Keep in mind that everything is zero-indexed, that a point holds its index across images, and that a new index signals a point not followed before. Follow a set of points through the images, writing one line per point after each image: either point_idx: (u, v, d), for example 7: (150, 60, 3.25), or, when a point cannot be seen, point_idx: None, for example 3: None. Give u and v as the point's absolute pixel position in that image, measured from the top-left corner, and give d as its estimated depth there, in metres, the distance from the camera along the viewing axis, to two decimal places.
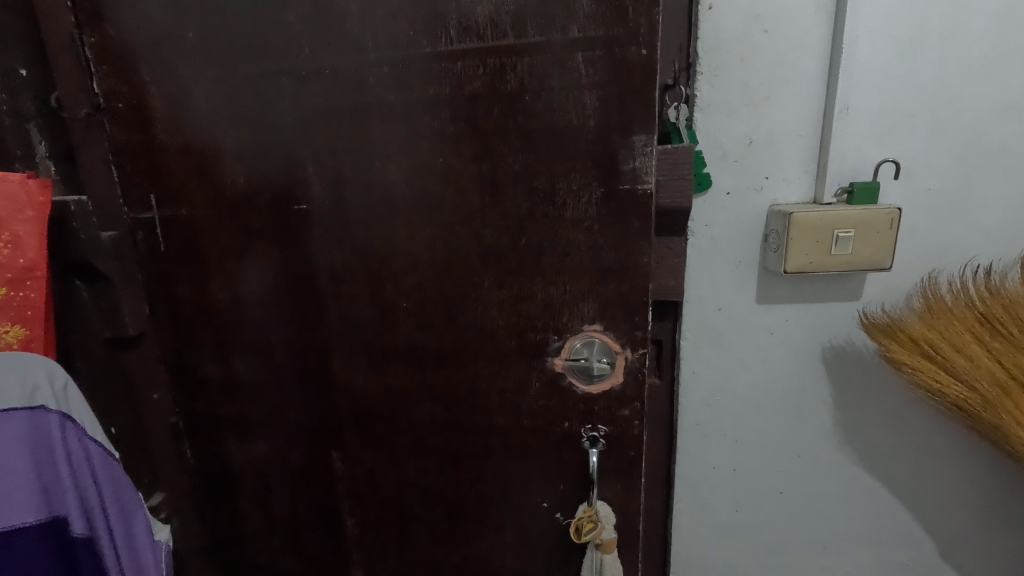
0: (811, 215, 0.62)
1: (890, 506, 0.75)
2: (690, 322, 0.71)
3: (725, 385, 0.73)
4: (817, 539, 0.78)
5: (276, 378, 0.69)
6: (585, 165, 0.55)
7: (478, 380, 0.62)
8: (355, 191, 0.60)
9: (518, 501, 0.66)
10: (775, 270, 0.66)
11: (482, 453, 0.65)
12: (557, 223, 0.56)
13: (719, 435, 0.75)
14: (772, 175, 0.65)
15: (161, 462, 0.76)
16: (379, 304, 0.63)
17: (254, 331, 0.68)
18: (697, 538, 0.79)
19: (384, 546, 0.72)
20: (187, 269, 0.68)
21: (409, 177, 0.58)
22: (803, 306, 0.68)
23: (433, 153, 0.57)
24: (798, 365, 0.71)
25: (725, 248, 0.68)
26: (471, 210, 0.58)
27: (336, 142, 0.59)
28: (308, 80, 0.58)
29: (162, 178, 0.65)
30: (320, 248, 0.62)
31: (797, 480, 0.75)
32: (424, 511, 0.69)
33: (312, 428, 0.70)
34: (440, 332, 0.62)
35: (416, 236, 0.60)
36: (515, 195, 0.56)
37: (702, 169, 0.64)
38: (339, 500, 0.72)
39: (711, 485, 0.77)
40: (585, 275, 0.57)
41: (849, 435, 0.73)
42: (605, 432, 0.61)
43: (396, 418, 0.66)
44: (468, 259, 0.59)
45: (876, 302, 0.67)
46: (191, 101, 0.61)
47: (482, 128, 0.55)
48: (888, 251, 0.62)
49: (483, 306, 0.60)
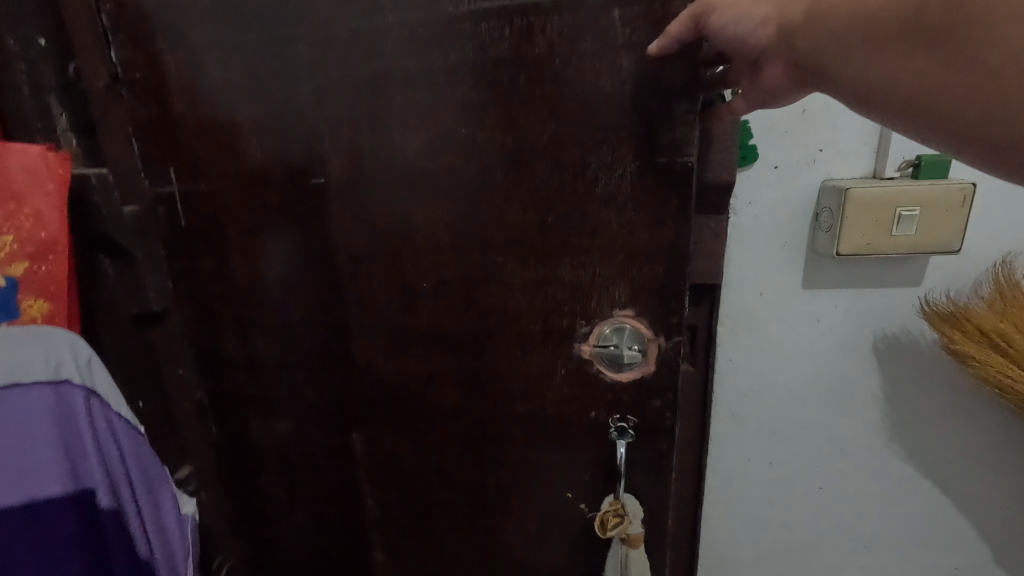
0: (870, 192, 0.56)
1: (941, 508, 0.70)
2: (728, 308, 0.66)
3: (764, 374, 0.68)
4: (858, 539, 0.74)
5: (297, 357, 0.68)
6: (617, 136, 0.50)
7: (500, 365, 0.60)
8: (374, 166, 0.57)
9: (542, 490, 0.64)
10: (825, 253, 0.60)
11: (505, 439, 0.63)
12: (588, 200, 0.52)
13: (756, 428, 0.70)
14: (827, 148, 0.59)
15: (188, 437, 0.77)
16: (400, 284, 0.60)
17: (274, 310, 0.67)
18: (729, 534, 0.76)
19: (405, 529, 0.71)
20: (207, 244, 0.66)
21: (430, 150, 0.55)
22: (855, 292, 0.63)
23: (456, 124, 0.53)
24: (846, 355, 0.65)
25: (769, 228, 0.62)
26: (496, 186, 0.54)
27: (354, 112, 0.56)
28: (326, 46, 0.54)
29: (180, 150, 0.63)
30: (339, 224, 0.60)
31: (839, 476, 0.71)
32: (445, 496, 0.68)
33: (331, 409, 0.69)
34: (461, 315, 0.59)
35: (438, 212, 0.57)
36: (542, 169, 0.53)
37: (747, 141, 0.59)
38: (360, 482, 0.71)
39: (745, 478, 0.73)
40: (618, 257, 0.54)
41: (901, 431, 0.67)
42: (634, 423, 0.58)
43: (416, 402, 0.64)
44: (492, 239, 0.56)
45: (939, 289, 0.61)
46: (206, 68, 0.59)
47: (508, 97, 0.51)
48: (958, 233, 0.56)
49: (507, 288, 0.57)
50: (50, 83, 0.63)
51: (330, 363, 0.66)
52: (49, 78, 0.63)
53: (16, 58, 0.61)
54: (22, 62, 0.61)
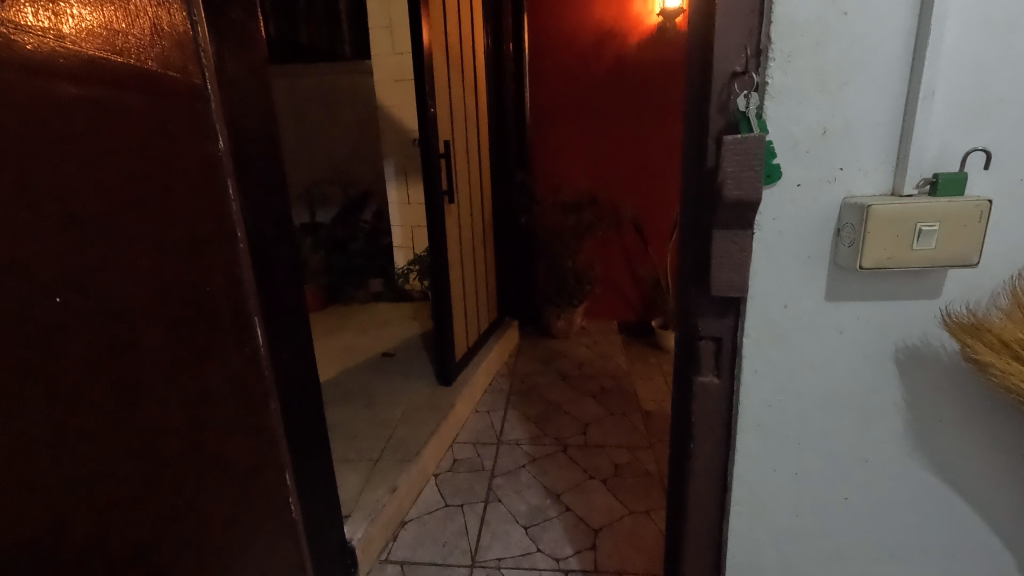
0: (890, 208, 0.59)
1: (965, 516, 0.72)
2: (754, 321, 0.67)
3: (788, 386, 0.69)
4: (882, 550, 0.75)
5: (109, 499, 0.64)
6: (123, 112, 0.65)
7: (111, 290, 0.64)
8: (45, 120, 0.56)
9: (130, 412, 0.67)
10: (847, 266, 0.63)
11: (133, 371, 0.67)
12: (55, 155, 0.57)
13: (780, 438, 0.72)
14: (847, 166, 0.61)
15: (133, 458, 0.68)
16: (41, 242, 0.56)
17: (94, 431, 0.62)
18: (753, 544, 0.77)
19: (171, 465, 0.74)
20: (15, 309, 0.54)
21: (68, 123, 0.58)
22: (876, 304, 0.65)
23: (46, 136, 0.56)
24: (867, 365, 0.67)
25: (793, 243, 0.64)
26: (97, 141, 0.62)
27: (30, 85, 0.54)
28: (68, 49, 0.58)
29: (42, 127, 0.56)
30: (48, 186, 0.57)
31: (864, 486, 0.72)
32: (123, 443, 0.66)
33: (194, 461, 0.78)
34: (104, 332, 0.64)
35: (84, 169, 0.60)
36: (89, 148, 0.61)
37: (772, 160, 0.60)
38: (124, 445, 0.66)
39: (770, 487, 0.74)
40: (144, 208, 0.69)
41: (922, 440, 0.69)
42: (246, 464, 0.90)
43: (183, 499, 0.76)
44: (80, 197, 0.60)
45: (957, 301, 0.65)
46: (100, 72, 0.62)
47: (103, 101, 0.62)
48: (975, 246, 0.59)
49: (119, 227, 0.65)
50: (53, 71, 0.57)
51: (242, 414, 0.89)
52: (43, 63, 0.55)
53: (8, 39, 0.52)
54: (62, 76, 0.57)
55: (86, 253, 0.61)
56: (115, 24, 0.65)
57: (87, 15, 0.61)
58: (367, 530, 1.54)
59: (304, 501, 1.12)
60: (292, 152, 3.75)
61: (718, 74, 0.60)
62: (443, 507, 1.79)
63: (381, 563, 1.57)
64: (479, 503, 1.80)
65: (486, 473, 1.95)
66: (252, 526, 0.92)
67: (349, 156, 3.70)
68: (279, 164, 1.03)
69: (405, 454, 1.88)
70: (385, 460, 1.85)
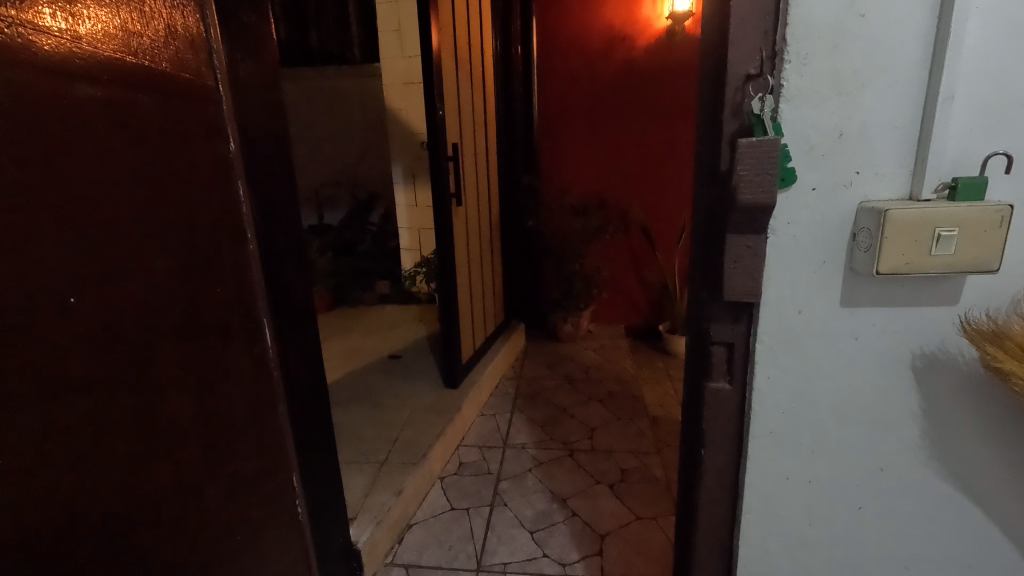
0: (908, 213, 0.58)
1: (981, 527, 0.71)
2: (768, 327, 0.66)
3: (802, 392, 0.68)
4: (897, 561, 0.74)
5: (117, 500, 0.64)
6: (136, 112, 0.65)
7: (122, 291, 0.65)
8: (59, 120, 0.56)
9: (140, 412, 0.67)
10: (864, 272, 0.62)
11: (143, 371, 0.68)
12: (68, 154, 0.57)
13: (794, 446, 0.71)
14: (863, 170, 0.60)
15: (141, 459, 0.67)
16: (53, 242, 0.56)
17: (103, 431, 0.62)
18: (765, 553, 0.76)
19: (180, 466, 0.74)
20: (27, 309, 0.54)
21: (82, 123, 0.58)
22: (893, 310, 0.64)
23: (60, 136, 0.56)
24: (883, 373, 0.66)
25: (808, 248, 0.63)
26: (111, 141, 0.62)
27: (44, 85, 0.54)
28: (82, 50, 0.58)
29: (55, 126, 0.56)
30: (62, 185, 0.57)
31: (879, 494, 0.71)
32: (133, 443, 0.66)
33: (202, 462, 0.78)
34: (116, 333, 0.64)
35: (98, 170, 0.61)
36: (103, 148, 0.61)
37: (787, 163, 0.60)
38: (133, 446, 0.66)
39: (783, 496, 0.73)
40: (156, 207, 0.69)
41: (939, 448, 0.68)
42: (255, 465, 0.90)
43: (191, 500, 0.76)
44: (93, 198, 0.60)
45: (976, 307, 0.63)
46: (114, 73, 0.62)
47: (117, 102, 0.63)
48: (996, 252, 0.58)
49: (131, 228, 0.65)
50: (70, 71, 0.57)
51: (251, 415, 0.89)
52: (59, 63, 0.56)
53: (27, 41, 0.52)
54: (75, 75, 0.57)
55: (97, 254, 0.61)
56: (131, 24, 0.65)
57: (103, 16, 0.62)
58: (373, 533, 1.54)
59: (311, 503, 1.12)
60: (301, 154, 3.78)
61: (732, 77, 0.59)
62: (449, 511, 1.78)
63: (385, 566, 1.57)
64: (485, 507, 1.79)
65: (492, 477, 1.94)
66: (259, 528, 0.92)
67: (357, 158, 3.71)
68: (289, 165, 1.03)
69: (411, 456, 1.88)
70: (392, 462, 1.85)
